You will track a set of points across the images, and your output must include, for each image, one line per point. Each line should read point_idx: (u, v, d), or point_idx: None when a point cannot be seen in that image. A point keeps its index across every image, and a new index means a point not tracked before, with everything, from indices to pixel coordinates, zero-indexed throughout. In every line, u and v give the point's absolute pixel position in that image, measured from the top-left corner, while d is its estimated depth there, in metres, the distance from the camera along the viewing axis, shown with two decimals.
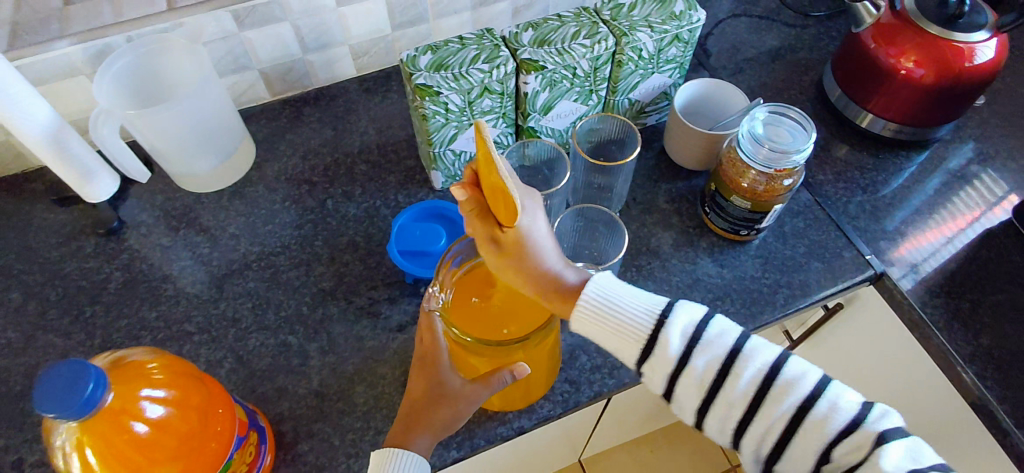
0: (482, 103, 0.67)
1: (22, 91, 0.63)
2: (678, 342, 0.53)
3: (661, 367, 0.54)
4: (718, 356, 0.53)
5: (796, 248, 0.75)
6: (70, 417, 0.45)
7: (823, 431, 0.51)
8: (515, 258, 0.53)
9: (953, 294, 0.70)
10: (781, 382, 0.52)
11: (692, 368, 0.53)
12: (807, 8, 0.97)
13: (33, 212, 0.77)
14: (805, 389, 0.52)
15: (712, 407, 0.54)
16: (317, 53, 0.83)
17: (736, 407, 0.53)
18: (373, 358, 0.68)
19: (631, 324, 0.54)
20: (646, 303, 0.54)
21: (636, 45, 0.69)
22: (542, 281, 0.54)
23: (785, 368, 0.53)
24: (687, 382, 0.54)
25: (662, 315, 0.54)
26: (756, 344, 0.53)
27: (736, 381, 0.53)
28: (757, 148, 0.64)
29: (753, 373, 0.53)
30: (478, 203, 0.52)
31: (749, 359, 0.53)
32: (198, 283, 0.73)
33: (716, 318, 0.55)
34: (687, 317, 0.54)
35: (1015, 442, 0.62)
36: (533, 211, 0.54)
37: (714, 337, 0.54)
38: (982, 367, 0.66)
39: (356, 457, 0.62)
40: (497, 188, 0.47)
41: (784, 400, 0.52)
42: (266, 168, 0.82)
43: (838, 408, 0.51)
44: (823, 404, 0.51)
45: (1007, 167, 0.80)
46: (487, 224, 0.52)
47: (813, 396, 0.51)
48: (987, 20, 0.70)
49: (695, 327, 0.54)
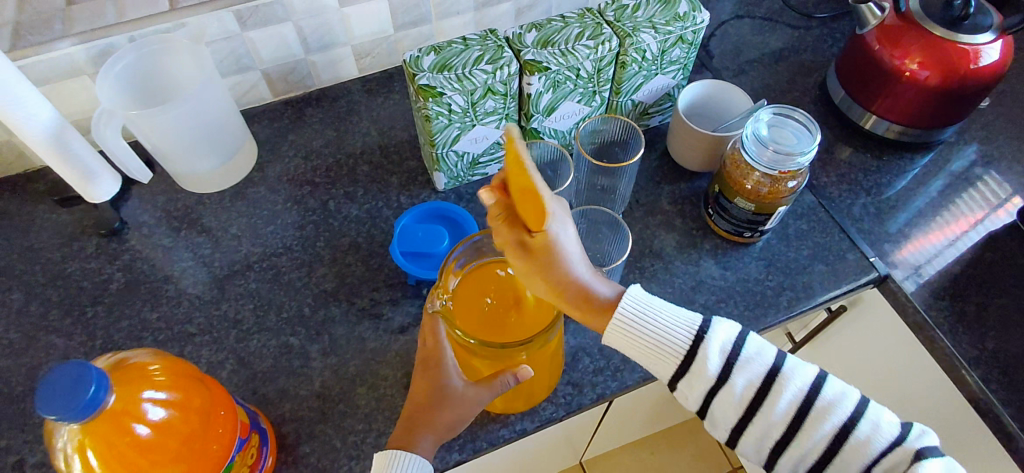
0: (485, 104, 0.67)
1: (24, 90, 0.63)
2: (717, 359, 0.53)
3: (700, 383, 0.54)
4: (757, 376, 0.53)
5: (800, 250, 0.75)
6: (72, 419, 0.44)
7: (865, 451, 0.51)
8: (543, 267, 0.51)
9: (958, 296, 0.70)
10: (822, 403, 0.52)
11: (730, 386, 0.53)
12: (810, 9, 0.97)
13: (35, 212, 0.77)
14: (845, 409, 0.52)
15: (751, 427, 0.54)
16: (319, 54, 0.83)
17: (774, 427, 0.53)
18: (375, 359, 0.67)
19: (671, 340, 0.53)
20: (685, 318, 0.54)
21: (640, 45, 0.68)
22: (570, 291, 0.52)
23: (824, 388, 0.53)
24: (726, 401, 0.53)
25: (701, 330, 0.53)
26: (794, 365, 0.53)
27: (776, 402, 0.53)
28: (762, 150, 0.63)
29: (793, 394, 0.53)
30: (506, 211, 0.48)
31: (789, 379, 0.53)
32: (200, 283, 0.72)
33: (753, 336, 0.55)
34: (726, 333, 0.54)
35: (1020, 445, 0.62)
36: (561, 218, 0.51)
37: (753, 356, 0.54)
38: (986, 371, 0.65)
39: (357, 459, 0.62)
40: (534, 196, 0.44)
41: (824, 420, 0.52)
42: (268, 168, 0.81)
43: (879, 429, 0.51)
44: (864, 425, 0.51)
45: (1012, 170, 0.80)
46: (514, 230, 0.49)
47: (855, 417, 0.52)
48: (991, 22, 0.69)
49: (734, 345, 0.54)
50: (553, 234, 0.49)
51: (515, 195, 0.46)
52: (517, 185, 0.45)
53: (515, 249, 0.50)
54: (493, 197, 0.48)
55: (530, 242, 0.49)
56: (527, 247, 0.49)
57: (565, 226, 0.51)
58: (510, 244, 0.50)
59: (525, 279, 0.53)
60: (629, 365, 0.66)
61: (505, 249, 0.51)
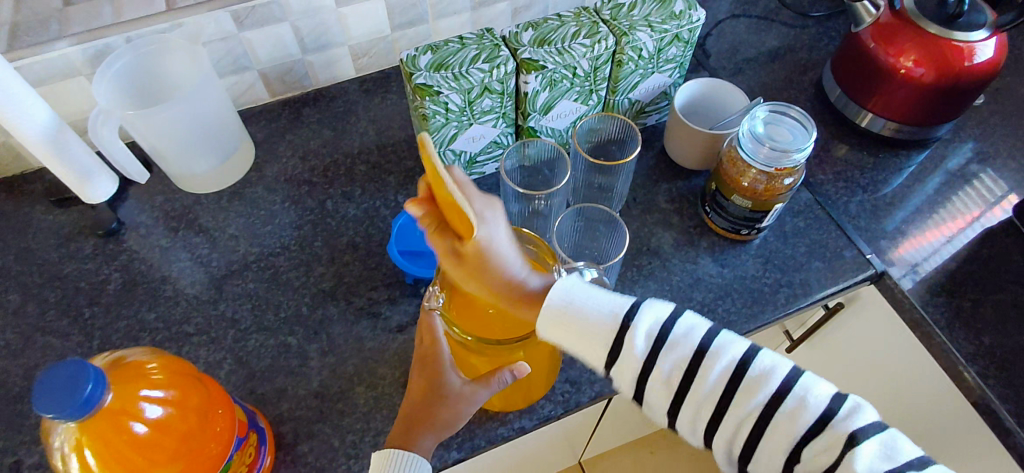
0: (482, 103, 0.67)
1: (21, 91, 0.63)
2: (642, 342, 0.52)
3: (629, 369, 0.53)
4: (685, 355, 0.52)
5: (796, 247, 0.75)
6: (70, 417, 0.44)
7: (793, 425, 0.49)
8: (477, 270, 0.50)
9: (954, 293, 0.70)
10: (750, 376, 0.51)
11: (658, 369, 0.52)
12: (806, 8, 0.97)
13: (32, 213, 0.77)
14: (774, 383, 0.50)
15: (682, 407, 0.53)
16: (316, 54, 0.83)
17: (705, 406, 0.52)
18: (373, 358, 0.67)
19: (595, 326, 0.52)
20: (611, 303, 0.53)
21: (636, 44, 0.69)
22: (504, 288, 0.52)
23: (755, 361, 0.51)
24: (656, 384, 0.53)
25: (625, 315, 0.52)
26: (724, 340, 0.52)
27: (705, 378, 0.51)
28: (758, 147, 0.64)
29: (721, 370, 0.51)
30: (436, 218, 0.47)
31: (717, 355, 0.51)
32: (197, 284, 0.72)
33: (684, 315, 0.53)
34: (654, 315, 0.52)
35: (1018, 441, 0.62)
36: (490, 216, 0.50)
37: (682, 335, 0.52)
38: (984, 367, 0.66)
39: (355, 457, 0.62)
40: (455, 206, 0.44)
41: (753, 395, 0.50)
42: (265, 168, 0.81)
43: (807, 402, 0.49)
44: (792, 399, 0.50)
45: (1007, 166, 0.80)
46: (446, 238, 0.48)
47: (784, 389, 0.50)
48: (986, 19, 0.70)
49: (661, 326, 0.52)
50: (485, 240, 0.48)
51: (444, 207, 0.46)
52: (444, 199, 0.44)
53: (447, 257, 0.49)
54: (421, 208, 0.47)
55: (461, 249, 0.48)
56: (459, 256, 0.49)
57: (497, 225, 0.50)
58: (441, 252, 0.49)
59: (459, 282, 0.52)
60: None
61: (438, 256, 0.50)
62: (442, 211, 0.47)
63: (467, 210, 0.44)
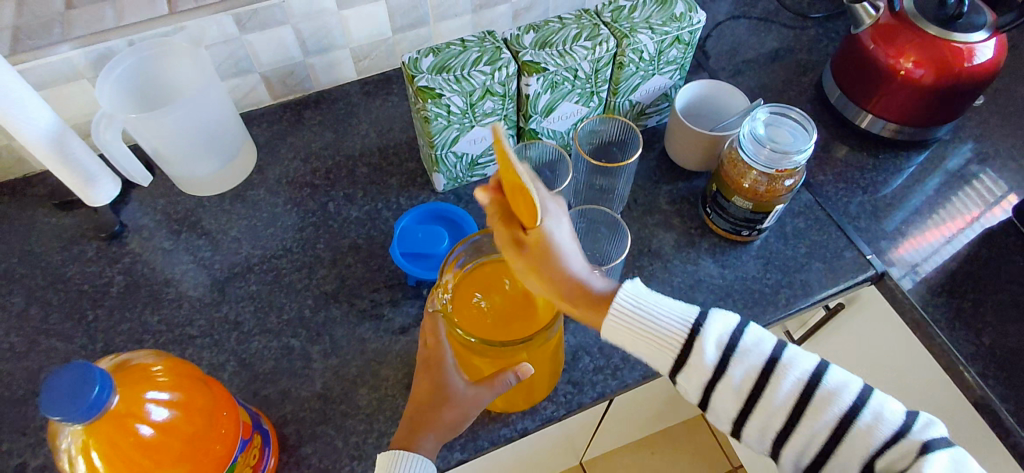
0: (484, 105, 0.67)
1: (24, 94, 0.63)
2: (713, 352, 0.52)
3: (698, 376, 0.53)
4: (756, 366, 0.52)
5: (797, 248, 0.75)
6: (76, 420, 0.45)
7: (868, 439, 0.50)
8: (541, 263, 0.52)
9: (954, 293, 0.70)
10: (824, 391, 0.51)
11: (727, 378, 0.52)
12: (805, 9, 0.98)
13: (35, 216, 0.77)
14: (847, 398, 0.50)
15: (751, 417, 0.53)
16: (317, 57, 0.83)
17: (776, 416, 0.52)
18: (376, 359, 0.68)
19: (664, 332, 0.52)
20: (681, 310, 0.53)
21: (637, 46, 0.69)
22: (567, 287, 0.53)
23: (826, 377, 0.51)
24: (725, 393, 0.53)
25: (696, 323, 0.52)
26: (794, 353, 0.52)
27: (775, 390, 0.52)
28: (758, 148, 0.64)
29: (793, 384, 0.51)
30: (503, 211, 0.52)
31: (788, 368, 0.52)
32: (200, 286, 0.73)
33: (751, 326, 0.54)
34: (723, 325, 0.53)
35: (1018, 440, 0.62)
36: (559, 215, 0.53)
37: (751, 345, 0.52)
38: (984, 367, 0.66)
39: (359, 459, 0.62)
40: (522, 190, 0.47)
41: (827, 409, 0.50)
42: (268, 171, 0.82)
43: (883, 417, 0.50)
44: (867, 413, 0.50)
45: (1007, 167, 0.81)
46: (513, 228, 0.51)
47: (859, 404, 0.50)
48: (985, 21, 0.70)
49: (731, 336, 0.52)
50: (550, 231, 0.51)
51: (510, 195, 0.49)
52: (512, 187, 0.48)
53: (514, 247, 0.52)
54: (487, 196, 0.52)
55: (527, 239, 0.51)
56: (524, 245, 0.52)
57: (563, 224, 0.53)
58: (506, 241, 0.52)
59: (524, 278, 0.54)
60: (629, 364, 0.67)
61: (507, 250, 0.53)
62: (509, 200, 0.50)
63: (534, 196, 0.47)
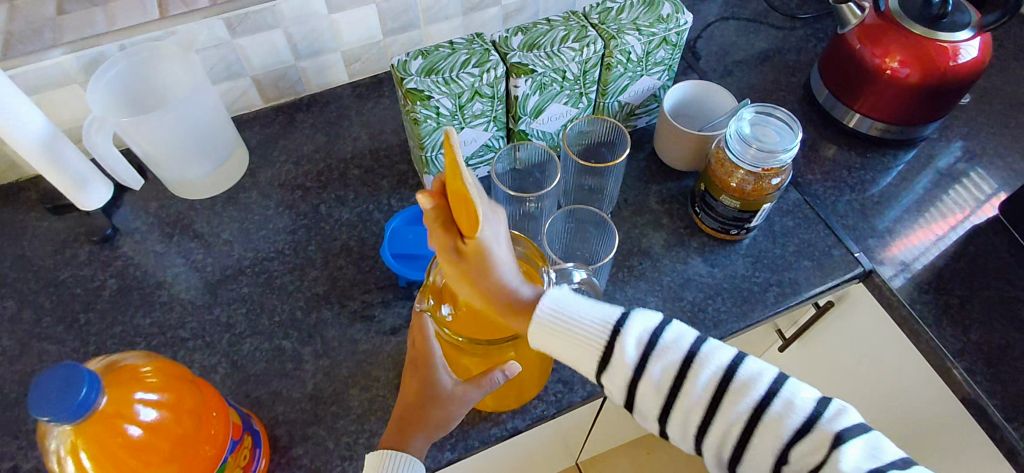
0: (473, 107, 0.68)
1: (15, 99, 0.63)
2: (632, 351, 0.52)
3: (619, 377, 0.53)
4: (674, 362, 0.52)
5: (785, 246, 0.76)
6: (65, 420, 0.45)
7: (780, 430, 0.49)
8: (475, 271, 0.50)
9: (941, 290, 0.71)
10: (738, 382, 0.51)
11: (647, 375, 0.52)
12: (794, 10, 0.98)
13: (27, 220, 0.78)
14: (760, 388, 0.50)
15: (672, 413, 0.53)
16: (308, 60, 0.84)
17: (694, 411, 0.52)
18: (367, 360, 0.68)
19: (585, 334, 0.52)
20: (602, 312, 0.53)
21: (624, 47, 0.70)
22: (498, 295, 0.51)
23: (741, 367, 0.51)
24: (645, 390, 0.52)
25: (616, 324, 0.52)
26: (712, 347, 0.52)
27: (692, 383, 0.51)
28: (745, 148, 0.65)
29: (709, 376, 0.51)
30: (442, 213, 0.49)
31: (704, 361, 0.51)
32: (192, 288, 0.73)
33: (672, 323, 0.53)
34: (643, 325, 0.52)
35: (1005, 436, 0.63)
36: (497, 222, 0.50)
37: (670, 342, 0.52)
38: (971, 363, 0.66)
39: (350, 459, 0.62)
40: (467, 199, 0.45)
41: (740, 400, 0.50)
42: (260, 174, 0.82)
43: (793, 406, 0.49)
44: (778, 403, 0.50)
45: (994, 165, 0.81)
46: (449, 234, 0.49)
47: (770, 394, 0.50)
48: (970, 19, 0.71)
49: (651, 334, 0.52)
50: (489, 242, 0.49)
51: (454, 201, 0.47)
52: (455, 192, 0.46)
53: (448, 253, 0.49)
54: (431, 201, 0.48)
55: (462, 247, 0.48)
56: (460, 253, 0.49)
57: (501, 230, 0.50)
58: (443, 247, 0.49)
59: (451, 279, 0.52)
60: None
61: (439, 253, 0.50)
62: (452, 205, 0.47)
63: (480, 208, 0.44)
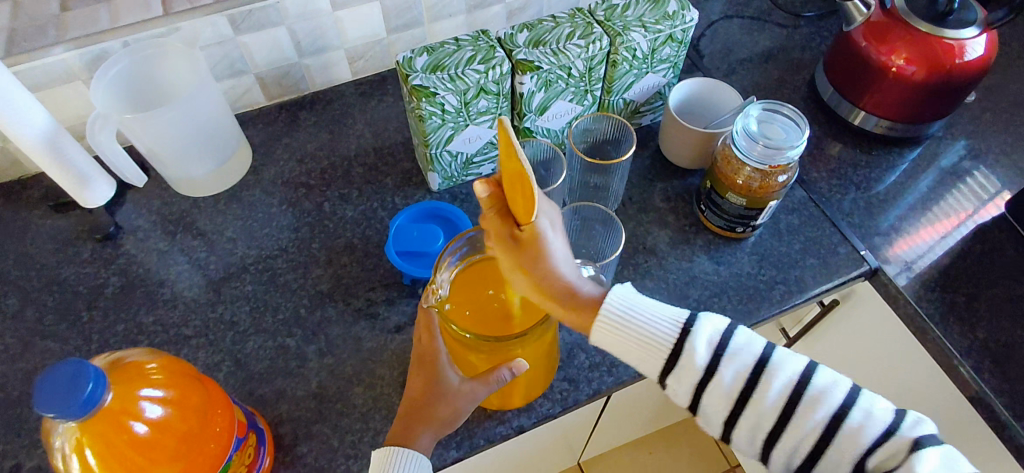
0: (478, 104, 0.68)
1: (19, 96, 0.63)
2: (704, 352, 0.52)
3: (688, 378, 0.52)
4: (746, 366, 0.52)
5: (791, 244, 0.76)
6: (70, 416, 0.45)
7: (858, 440, 0.49)
8: (532, 261, 0.50)
9: (948, 288, 0.71)
10: (813, 392, 0.51)
11: (718, 379, 0.52)
12: (798, 9, 0.98)
13: (30, 218, 0.77)
14: (835, 398, 0.50)
15: (742, 419, 0.52)
16: (312, 58, 0.83)
17: (766, 418, 0.52)
18: (372, 358, 0.68)
19: (655, 334, 0.53)
20: (671, 312, 0.53)
21: (630, 44, 0.69)
22: (554, 287, 0.51)
23: (814, 378, 0.51)
24: (715, 395, 0.52)
25: (686, 324, 0.53)
26: (783, 356, 0.52)
27: (765, 390, 0.51)
28: (752, 145, 0.64)
29: (782, 385, 0.51)
30: (499, 201, 0.48)
31: (777, 369, 0.52)
32: (196, 286, 0.73)
33: (740, 329, 0.54)
34: (712, 327, 0.53)
35: (1014, 434, 0.63)
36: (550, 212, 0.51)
37: (740, 347, 0.52)
38: (978, 361, 0.66)
39: (355, 458, 0.62)
40: (525, 184, 0.45)
41: (816, 410, 0.50)
42: (263, 171, 0.82)
43: (872, 417, 0.49)
44: (856, 413, 0.50)
45: (999, 163, 0.81)
46: (506, 222, 0.49)
47: (847, 405, 0.50)
48: (977, 16, 0.71)
49: (721, 336, 0.53)
50: (543, 229, 0.49)
51: (510, 187, 0.46)
52: (510, 178, 0.46)
53: (504, 242, 0.49)
54: (487, 188, 0.47)
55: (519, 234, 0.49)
56: (517, 242, 0.49)
57: (555, 222, 0.51)
58: (499, 237, 0.49)
59: (508, 271, 0.52)
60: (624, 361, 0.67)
61: (494, 243, 0.50)
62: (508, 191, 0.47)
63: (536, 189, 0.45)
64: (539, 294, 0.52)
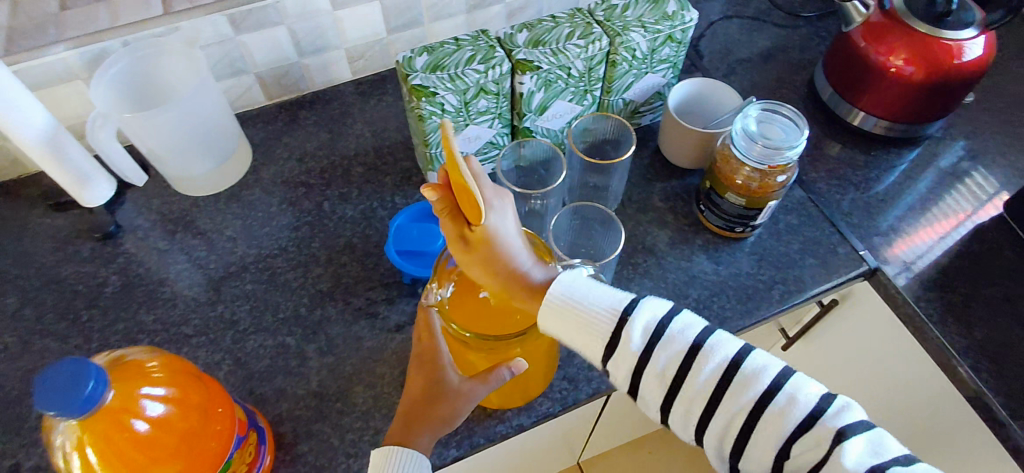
0: (478, 103, 0.68)
1: (19, 95, 0.63)
2: (639, 338, 0.52)
3: (623, 363, 0.53)
4: (680, 351, 0.52)
5: (791, 244, 0.76)
6: (71, 414, 0.45)
7: (781, 424, 0.49)
8: (486, 257, 0.52)
9: (946, 288, 0.71)
10: (741, 375, 0.51)
11: (652, 363, 0.52)
12: (797, 9, 0.98)
13: (30, 217, 0.77)
14: (764, 382, 0.50)
15: (675, 402, 0.53)
16: (312, 57, 0.84)
17: (697, 401, 0.52)
18: (371, 358, 0.68)
19: (593, 320, 0.53)
20: (610, 299, 0.53)
21: (630, 44, 0.69)
22: (507, 278, 0.53)
23: (746, 361, 0.51)
24: (649, 378, 0.53)
25: (625, 310, 0.53)
26: (718, 340, 0.52)
27: (697, 373, 0.52)
28: (751, 145, 0.65)
29: (713, 368, 0.51)
30: (448, 204, 0.50)
31: (710, 353, 0.52)
32: (196, 285, 0.73)
33: (680, 314, 0.54)
34: (651, 311, 0.53)
35: (1011, 434, 0.63)
36: (502, 208, 0.52)
37: (677, 332, 0.53)
38: (976, 361, 0.66)
39: (355, 456, 0.62)
40: (465, 189, 0.46)
41: (744, 393, 0.51)
42: (263, 171, 0.82)
43: (797, 400, 0.50)
44: (781, 397, 0.50)
45: (997, 164, 0.81)
46: (455, 223, 0.50)
47: (773, 388, 0.50)
48: (974, 18, 0.71)
49: (658, 322, 0.53)
50: (495, 227, 0.50)
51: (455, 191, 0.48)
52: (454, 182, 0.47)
53: (457, 244, 0.51)
54: (434, 192, 0.49)
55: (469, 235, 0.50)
56: (468, 241, 0.51)
57: (508, 217, 0.52)
58: (451, 237, 0.51)
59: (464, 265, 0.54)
60: None
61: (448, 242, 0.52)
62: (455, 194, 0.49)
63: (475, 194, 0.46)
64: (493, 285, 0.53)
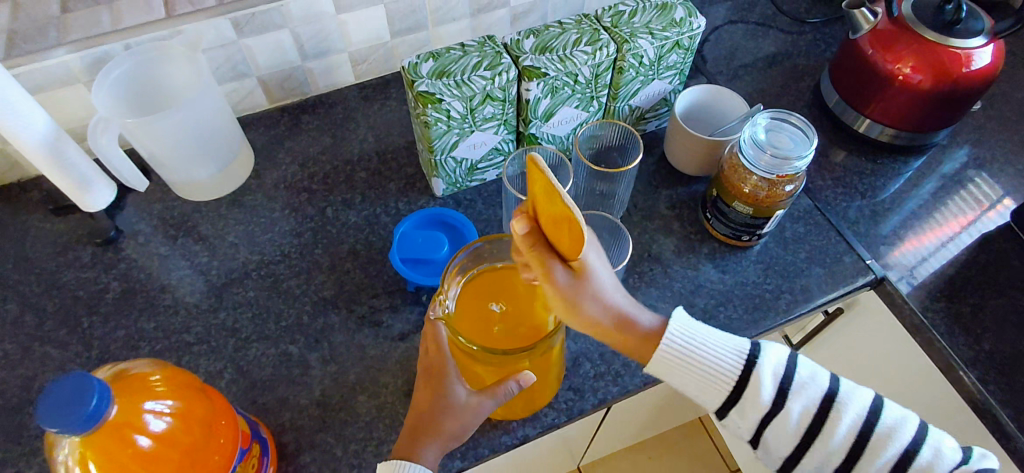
0: (484, 110, 0.67)
1: (20, 99, 0.62)
2: (769, 386, 0.54)
3: (751, 410, 0.54)
4: (815, 399, 0.54)
5: (797, 253, 0.75)
6: (74, 431, 0.44)
7: None
8: (578, 292, 0.51)
9: (953, 298, 0.71)
10: (881, 430, 0.53)
11: (786, 413, 0.54)
12: (803, 14, 0.98)
13: (29, 222, 0.77)
14: (904, 434, 0.53)
15: (809, 453, 0.54)
16: (315, 61, 0.83)
17: (836, 454, 0.54)
18: (374, 366, 0.67)
19: (717, 367, 0.54)
20: (733, 344, 0.55)
21: (637, 51, 0.69)
22: (605, 315, 0.53)
23: (883, 413, 0.54)
24: (782, 428, 0.54)
25: (749, 355, 0.55)
26: (849, 390, 0.55)
27: (834, 426, 0.53)
28: (760, 154, 0.64)
29: (852, 419, 0.53)
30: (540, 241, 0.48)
31: (846, 404, 0.54)
32: (197, 292, 0.72)
33: (803, 361, 0.56)
34: (776, 358, 0.55)
35: (1018, 445, 0.62)
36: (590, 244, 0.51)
37: (807, 380, 0.55)
38: (984, 372, 0.66)
39: (358, 467, 0.62)
40: (574, 227, 0.43)
41: (887, 446, 0.53)
42: (265, 175, 0.81)
43: (941, 454, 0.53)
44: (927, 451, 0.53)
45: (1004, 172, 0.81)
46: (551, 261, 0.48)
47: (916, 442, 0.53)
48: (984, 26, 0.71)
49: (785, 369, 0.55)
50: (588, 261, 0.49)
51: (553, 228, 0.46)
52: (552, 216, 0.45)
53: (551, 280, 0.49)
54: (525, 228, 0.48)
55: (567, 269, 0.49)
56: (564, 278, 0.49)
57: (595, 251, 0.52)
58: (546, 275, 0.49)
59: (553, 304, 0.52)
60: (630, 371, 0.67)
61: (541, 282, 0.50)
62: (549, 230, 0.47)
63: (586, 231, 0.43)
64: (586, 320, 0.53)
